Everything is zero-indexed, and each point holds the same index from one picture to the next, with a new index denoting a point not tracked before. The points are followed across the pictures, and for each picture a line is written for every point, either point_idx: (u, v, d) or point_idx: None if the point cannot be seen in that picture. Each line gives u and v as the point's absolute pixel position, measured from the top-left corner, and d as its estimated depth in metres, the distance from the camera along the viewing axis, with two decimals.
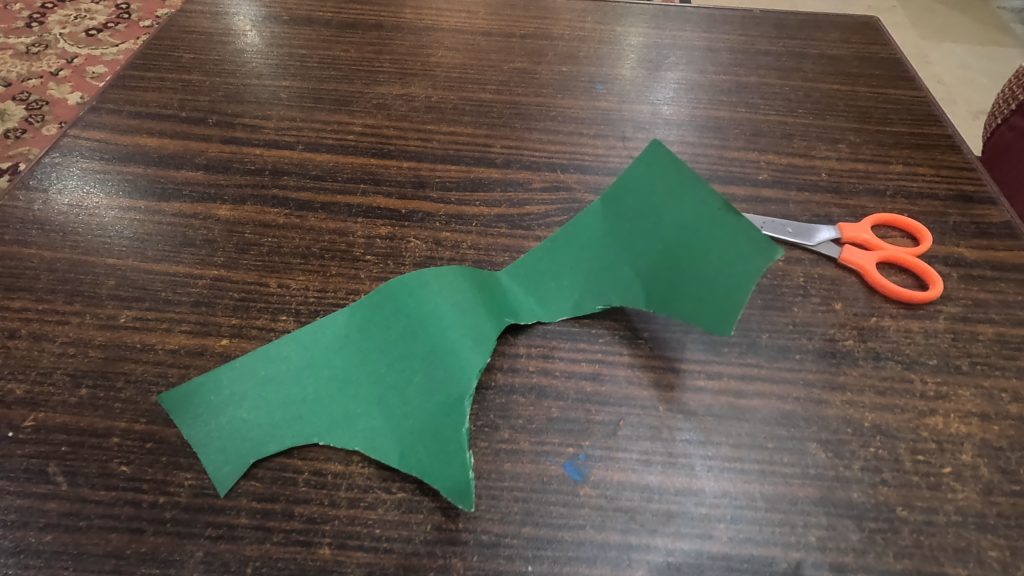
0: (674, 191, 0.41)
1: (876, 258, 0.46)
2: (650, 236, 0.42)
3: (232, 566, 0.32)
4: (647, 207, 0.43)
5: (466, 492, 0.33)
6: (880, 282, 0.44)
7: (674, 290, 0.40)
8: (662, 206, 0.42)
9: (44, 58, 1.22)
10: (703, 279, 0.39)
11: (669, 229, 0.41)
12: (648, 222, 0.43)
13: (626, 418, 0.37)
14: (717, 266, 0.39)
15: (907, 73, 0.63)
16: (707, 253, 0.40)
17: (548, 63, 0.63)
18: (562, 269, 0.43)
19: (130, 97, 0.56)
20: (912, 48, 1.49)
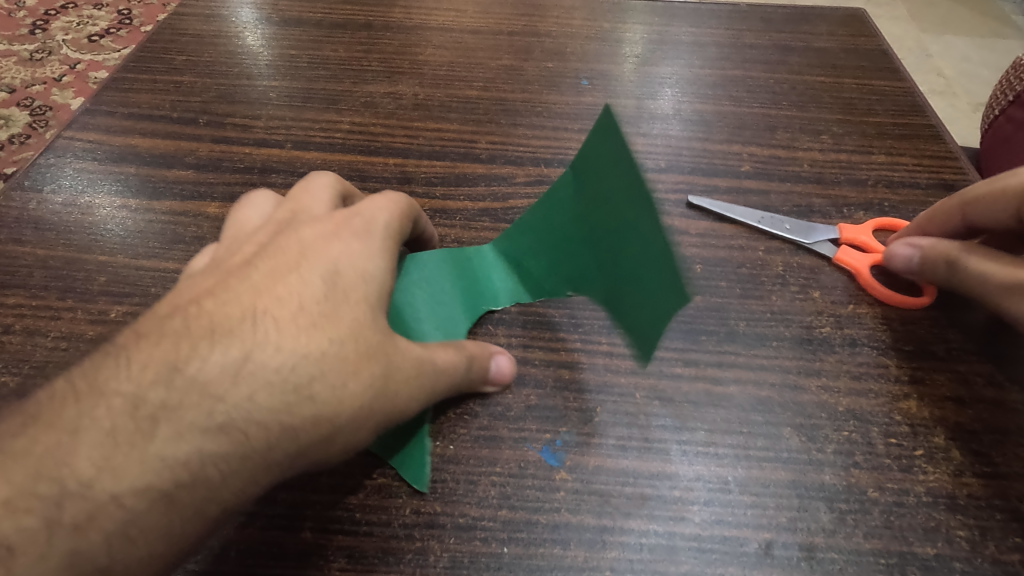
0: (618, 176, 0.34)
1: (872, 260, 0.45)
2: (603, 228, 0.36)
3: (217, 549, 0.32)
4: (605, 187, 0.36)
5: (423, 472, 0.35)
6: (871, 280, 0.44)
7: (619, 294, 0.35)
8: (611, 194, 0.35)
9: (48, 64, 1.24)
10: (634, 291, 0.34)
11: (613, 224, 0.35)
12: (601, 210, 0.36)
13: (603, 405, 0.38)
14: (640, 282, 0.33)
15: (892, 64, 0.63)
16: (634, 262, 0.33)
17: (534, 60, 0.63)
18: (539, 250, 0.42)
19: (124, 99, 0.57)
20: (911, 42, 1.49)
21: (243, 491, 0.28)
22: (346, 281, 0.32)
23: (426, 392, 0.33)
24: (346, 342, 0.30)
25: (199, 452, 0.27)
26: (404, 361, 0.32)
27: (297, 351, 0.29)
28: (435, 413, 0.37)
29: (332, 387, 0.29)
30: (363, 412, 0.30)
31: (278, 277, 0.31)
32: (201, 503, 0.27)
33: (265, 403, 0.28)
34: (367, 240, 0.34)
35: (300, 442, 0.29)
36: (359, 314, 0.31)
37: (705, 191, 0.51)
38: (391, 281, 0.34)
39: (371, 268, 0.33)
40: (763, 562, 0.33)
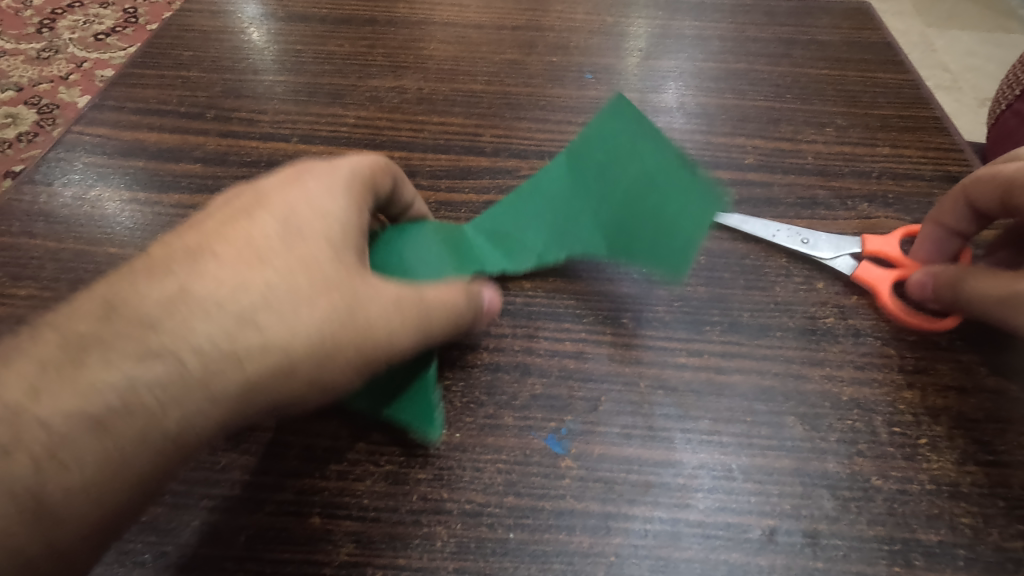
0: (639, 142, 0.42)
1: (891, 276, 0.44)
2: (611, 188, 0.42)
3: (226, 535, 0.33)
4: (608, 163, 0.42)
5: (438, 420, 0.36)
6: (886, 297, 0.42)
7: (635, 237, 0.41)
8: (625, 159, 0.42)
9: (55, 62, 1.25)
10: (661, 229, 0.40)
11: (628, 182, 0.42)
12: (609, 175, 0.42)
13: (608, 394, 0.38)
14: (678, 217, 0.40)
15: (897, 57, 0.63)
16: (665, 202, 0.40)
17: (538, 54, 0.64)
18: (529, 221, 0.44)
19: (131, 94, 0.58)
20: (917, 37, 1.48)
21: (190, 421, 0.29)
22: (301, 221, 0.33)
23: (399, 325, 0.33)
24: (299, 275, 0.31)
25: (142, 380, 0.28)
26: (365, 294, 0.32)
27: (245, 284, 0.30)
28: (441, 401, 0.38)
29: (282, 316, 0.30)
30: (317, 341, 0.30)
31: (231, 219, 0.33)
32: (145, 430, 0.28)
33: (207, 332, 0.29)
34: (326, 184, 0.35)
35: (249, 370, 0.29)
36: (312, 249, 0.32)
37: None
38: (354, 221, 0.34)
39: (330, 207, 0.34)
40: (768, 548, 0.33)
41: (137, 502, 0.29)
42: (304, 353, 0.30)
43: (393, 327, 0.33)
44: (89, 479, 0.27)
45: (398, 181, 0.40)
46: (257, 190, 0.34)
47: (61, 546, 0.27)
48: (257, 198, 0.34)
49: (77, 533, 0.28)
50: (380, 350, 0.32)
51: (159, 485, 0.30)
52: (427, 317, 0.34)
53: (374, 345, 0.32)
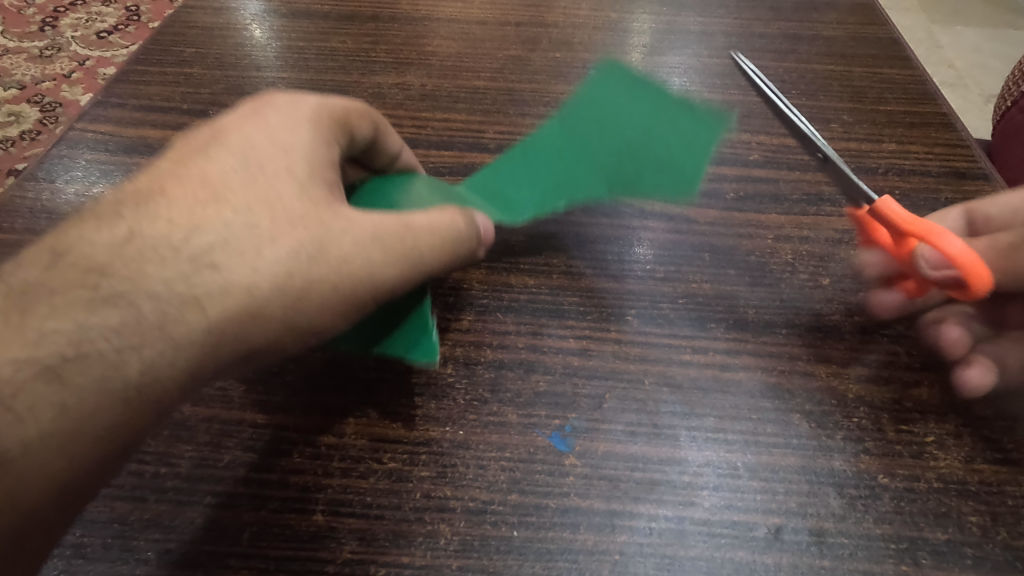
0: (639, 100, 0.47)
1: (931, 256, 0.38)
2: (610, 137, 0.46)
3: (230, 532, 0.33)
4: (606, 117, 0.47)
5: (430, 349, 0.38)
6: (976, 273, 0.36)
7: (638, 177, 0.45)
8: (622, 113, 0.47)
9: (58, 60, 1.25)
10: (664, 162, 0.46)
11: (630, 131, 0.46)
12: (609, 126, 0.46)
13: (612, 391, 0.38)
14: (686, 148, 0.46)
15: (903, 52, 0.63)
16: (667, 148, 0.46)
17: (542, 51, 0.63)
18: (524, 177, 0.46)
19: (134, 91, 0.58)
20: (922, 33, 1.47)
21: (152, 368, 0.29)
22: (260, 160, 0.33)
23: (378, 255, 0.33)
24: (259, 213, 0.32)
25: (100, 327, 0.29)
26: (335, 227, 0.33)
27: (201, 224, 0.31)
28: (444, 399, 0.37)
29: (242, 254, 0.31)
30: (284, 277, 0.31)
31: (185, 163, 0.33)
32: (106, 379, 0.28)
33: (163, 275, 0.30)
34: (285, 122, 0.35)
35: (211, 312, 0.30)
36: (272, 186, 0.33)
37: (715, 179, 0.50)
38: (319, 158, 0.35)
39: (290, 144, 0.34)
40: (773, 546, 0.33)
41: (103, 460, 0.29)
42: (271, 287, 0.31)
43: (367, 256, 0.33)
44: (50, 432, 0.28)
45: (378, 126, 0.41)
46: (214, 129, 0.35)
47: (21, 500, 0.28)
48: (211, 139, 0.34)
49: (42, 490, 0.28)
50: (356, 282, 0.33)
51: (127, 442, 0.30)
52: (407, 246, 0.34)
53: (347, 276, 0.32)
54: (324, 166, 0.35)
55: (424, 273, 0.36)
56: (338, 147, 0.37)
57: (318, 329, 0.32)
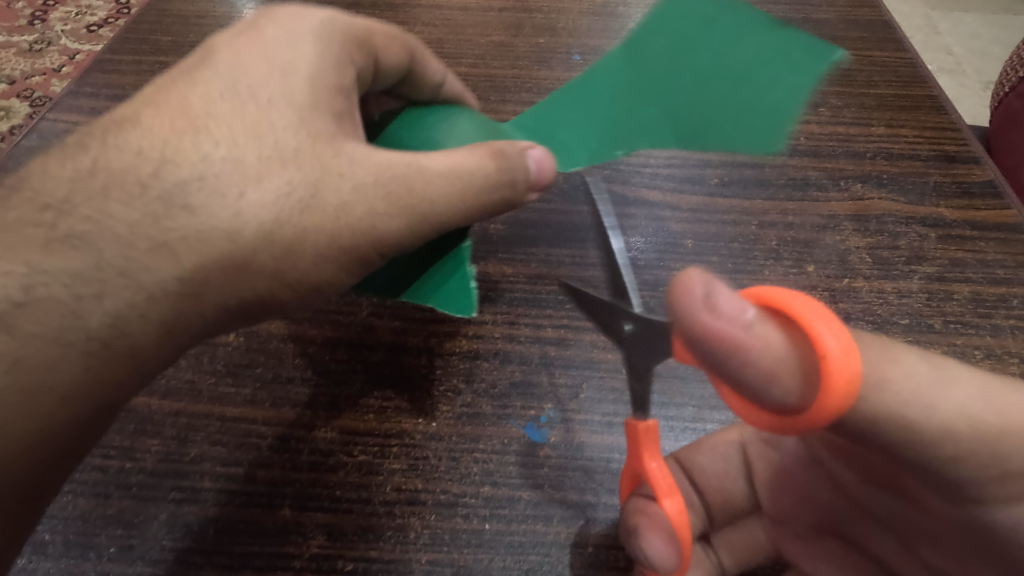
0: (712, 19, 0.37)
1: (785, 342, 0.22)
2: (676, 68, 0.37)
3: (195, 527, 0.32)
4: (675, 40, 0.38)
5: (465, 301, 0.32)
6: (846, 377, 0.21)
7: (719, 112, 0.36)
8: (691, 35, 0.38)
9: (48, 55, 1.12)
10: (750, 93, 0.36)
11: (703, 60, 0.37)
12: (678, 51, 0.38)
13: (589, 381, 0.37)
14: (766, 80, 0.35)
15: (895, 35, 0.61)
16: (751, 74, 0.36)
17: (525, 36, 0.61)
18: (579, 114, 0.39)
19: (107, 81, 0.56)
20: (921, 19, 1.45)
21: (119, 319, 0.27)
22: (251, 86, 0.30)
23: (381, 205, 0.29)
24: (245, 145, 0.28)
25: (62, 269, 0.26)
26: (333, 165, 0.29)
27: (177, 156, 0.28)
28: (418, 391, 0.36)
29: (222, 193, 0.27)
30: (270, 223, 0.27)
31: (172, 87, 0.30)
32: (68, 328, 0.26)
33: (131, 215, 0.27)
34: (284, 36, 0.31)
35: (185, 259, 0.27)
36: (265, 115, 0.29)
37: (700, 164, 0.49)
38: (324, 83, 0.30)
39: (291, 65, 0.30)
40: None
41: (81, 428, 0.27)
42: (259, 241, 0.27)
43: (369, 205, 0.29)
44: (7, 387, 0.25)
45: (413, 54, 0.36)
46: (206, 48, 0.32)
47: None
48: (202, 64, 0.30)
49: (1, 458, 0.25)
50: (356, 233, 0.29)
51: (110, 406, 0.28)
52: (416, 195, 0.29)
53: (347, 226, 0.28)
54: (329, 92, 0.30)
55: (435, 226, 0.30)
56: (348, 66, 0.32)
57: (319, 284, 0.29)
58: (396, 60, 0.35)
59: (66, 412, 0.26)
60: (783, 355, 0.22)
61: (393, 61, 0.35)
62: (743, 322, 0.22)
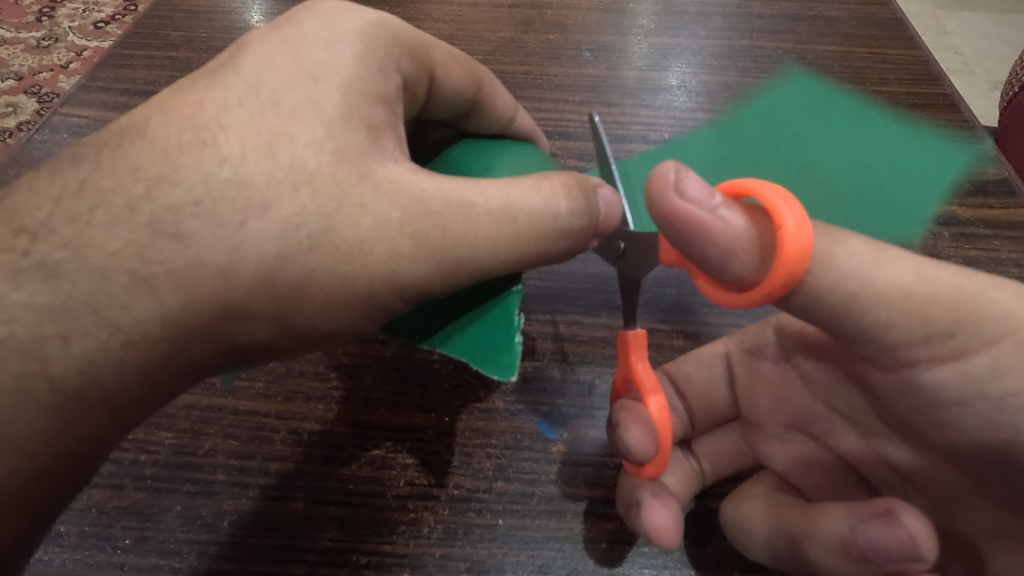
0: (831, 126, 0.43)
1: (744, 222, 0.25)
2: (807, 154, 0.41)
3: (209, 520, 0.32)
4: (797, 129, 0.43)
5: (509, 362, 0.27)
6: (797, 246, 0.23)
7: (856, 196, 0.40)
8: (815, 134, 0.43)
9: (55, 51, 1.12)
10: (888, 189, 0.41)
11: (840, 158, 0.41)
12: (807, 143, 0.42)
13: (602, 377, 0.37)
14: (905, 183, 0.42)
15: (907, 33, 0.61)
16: (885, 174, 0.41)
17: (535, 32, 0.61)
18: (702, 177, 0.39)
19: (119, 76, 0.56)
20: (929, 18, 1.44)
21: (92, 365, 0.25)
22: (275, 92, 0.28)
23: (406, 246, 0.26)
24: (255, 165, 0.26)
25: (38, 309, 0.25)
26: (355, 193, 0.26)
27: (175, 175, 0.26)
28: (430, 385, 0.37)
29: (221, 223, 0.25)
30: (270, 258, 0.25)
31: (189, 91, 0.29)
32: (30, 374, 0.25)
33: (111, 244, 0.25)
34: (324, 38, 0.30)
35: (169, 296, 0.25)
36: (287, 130, 0.27)
37: None
38: (363, 103, 0.28)
39: (324, 75, 0.29)
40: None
41: (70, 469, 0.27)
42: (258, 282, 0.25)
43: (392, 244, 0.26)
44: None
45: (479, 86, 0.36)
46: (236, 51, 0.30)
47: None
48: (228, 63, 0.29)
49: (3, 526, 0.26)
50: (374, 276, 0.26)
51: (98, 447, 0.27)
52: (450, 235, 0.26)
53: (366, 269, 0.26)
54: (364, 100, 0.29)
55: (473, 272, 0.27)
56: (394, 77, 0.30)
57: (329, 329, 0.27)
58: (461, 87, 0.35)
59: (54, 455, 0.26)
60: (742, 233, 0.25)
61: (455, 85, 0.35)
62: (711, 208, 0.25)
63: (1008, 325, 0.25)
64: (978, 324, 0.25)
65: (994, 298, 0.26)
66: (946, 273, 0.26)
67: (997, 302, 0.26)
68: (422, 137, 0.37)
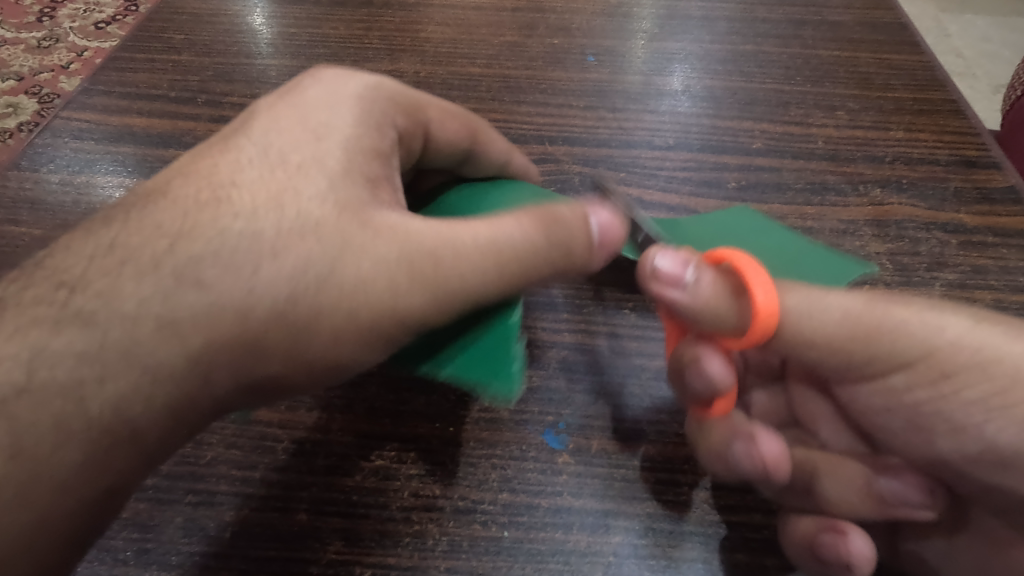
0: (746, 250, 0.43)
1: (720, 287, 0.29)
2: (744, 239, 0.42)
3: (211, 531, 0.32)
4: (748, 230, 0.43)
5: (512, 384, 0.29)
6: (766, 309, 0.28)
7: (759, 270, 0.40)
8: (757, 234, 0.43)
9: (55, 51, 1.12)
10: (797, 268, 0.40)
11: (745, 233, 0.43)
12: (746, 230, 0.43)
13: (607, 386, 0.37)
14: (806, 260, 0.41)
15: (912, 38, 0.61)
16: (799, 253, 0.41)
17: (539, 36, 0.61)
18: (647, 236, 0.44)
19: (121, 79, 0.56)
20: (930, 22, 1.44)
21: (122, 406, 0.25)
22: (284, 151, 0.29)
23: (402, 280, 0.27)
24: (265, 216, 0.26)
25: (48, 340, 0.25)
26: (356, 236, 0.26)
27: (192, 229, 0.26)
28: (435, 394, 0.36)
29: (236, 267, 0.25)
30: (285, 299, 0.25)
31: (201, 153, 0.29)
32: (66, 414, 0.25)
33: (141, 292, 0.25)
34: (325, 102, 0.31)
35: (195, 338, 0.25)
36: (292, 184, 0.27)
37: (716, 171, 0.49)
38: (360, 163, 0.29)
39: (325, 132, 0.29)
40: (752, 545, 0.32)
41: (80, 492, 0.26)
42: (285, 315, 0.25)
43: (390, 280, 0.26)
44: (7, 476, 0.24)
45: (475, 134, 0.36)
46: (244, 117, 0.31)
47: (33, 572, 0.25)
48: (239, 128, 0.30)
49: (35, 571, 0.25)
50: (376, 310, 0.26)
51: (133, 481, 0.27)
52: (444, 271, 0.27)
53: (367, 304, 0.26)
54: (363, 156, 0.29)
55: (472, 292, 0.28)
56: (389, 130, 0.31)
57: (340, 363, 0.27)
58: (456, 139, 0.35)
59: (85, 493, 0.25)
60: (716, 297, 0.29)
61: (451, 137, 0.35)
62: (686, 279, 0.29)
63: (922, 349, 0.27)
64: (898, 347, 0.28)
65: (914, 327, 0.27)
66: (874, 301, 0.28)
67: (912, 328, 0.28)
68: (417, 184, 0.37)
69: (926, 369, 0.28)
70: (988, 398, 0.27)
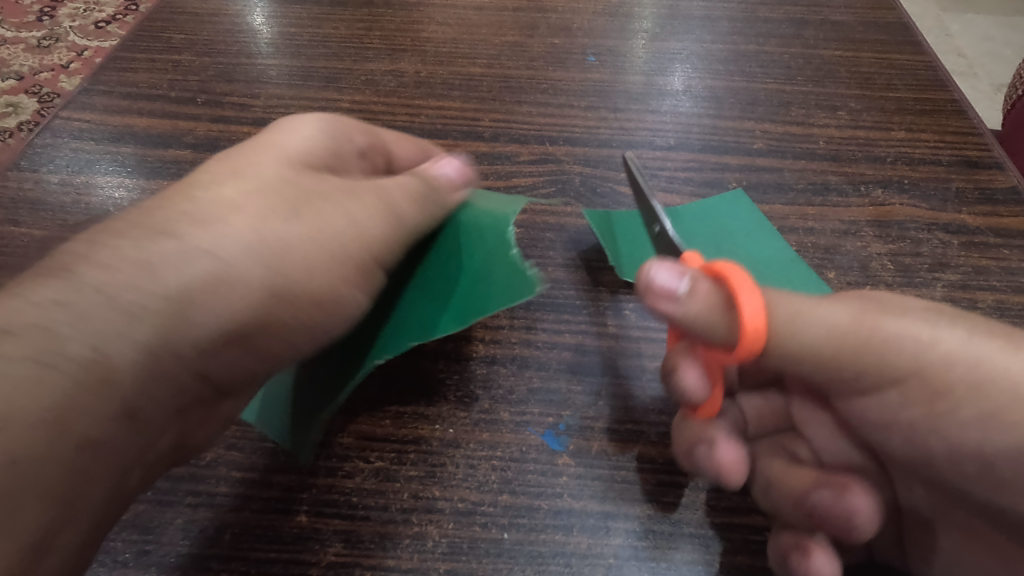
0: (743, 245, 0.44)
1: (712, 304, 0.28)
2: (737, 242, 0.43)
3: (211, 533, 0.32)
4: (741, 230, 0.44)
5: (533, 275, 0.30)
6: (754, 329, 0.27)
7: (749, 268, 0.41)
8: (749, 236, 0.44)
9: (55, 51, 1.11)
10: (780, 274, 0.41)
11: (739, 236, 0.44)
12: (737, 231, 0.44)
13: (607, 387, 0.37)
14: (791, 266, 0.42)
15: (913, 38, 0.60)
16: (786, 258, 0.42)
17: (540, 36, 0.61)
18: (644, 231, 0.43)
19: (121, 79, 0.56)
20: (932, 21, 1.44)
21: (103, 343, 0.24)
22: (247, 148, 0.32)
23: (359, 211, 0.30)
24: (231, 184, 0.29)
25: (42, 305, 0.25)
26: (317, 188, 0.30)
27: (167, 200, 0.28)
28: (435, 396, 0.36)
29: (209, 222, 0.27)
30: (254, 237, 0.27)
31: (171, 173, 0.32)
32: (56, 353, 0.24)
33: (119, 245, 0.27)
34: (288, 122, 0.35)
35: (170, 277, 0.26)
36: (254, 162, 0.31)
37: (717, 171, 0.49)
38: (318, 152, 0.32)
39: (287, 130, 0.33)
40: (753, 548, 0.32)
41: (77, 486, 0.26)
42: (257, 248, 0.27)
43: (351, 213, 0.30)
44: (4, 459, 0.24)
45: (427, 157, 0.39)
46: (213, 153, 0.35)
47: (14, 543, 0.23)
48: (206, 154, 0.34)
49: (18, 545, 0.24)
50: (344, 238, 0.29)
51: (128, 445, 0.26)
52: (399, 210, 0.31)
53: (333, 235, 0.29)
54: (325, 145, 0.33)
55: (411, 235, 0.33)
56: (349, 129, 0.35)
57: (317, 296, 0.28)
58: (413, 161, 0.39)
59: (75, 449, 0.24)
60: (707, 313, 0.28)
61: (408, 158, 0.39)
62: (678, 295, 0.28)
63: (912, 364, 0.27)
64: (885, 365, 0.28)
65: (903, 342, 0.27)
66: (866, 318, 0.28)
67: (903, 342, 0.27)
68: None
69: (919, 387, 0.28)
70: (982, 417, 0.27)
